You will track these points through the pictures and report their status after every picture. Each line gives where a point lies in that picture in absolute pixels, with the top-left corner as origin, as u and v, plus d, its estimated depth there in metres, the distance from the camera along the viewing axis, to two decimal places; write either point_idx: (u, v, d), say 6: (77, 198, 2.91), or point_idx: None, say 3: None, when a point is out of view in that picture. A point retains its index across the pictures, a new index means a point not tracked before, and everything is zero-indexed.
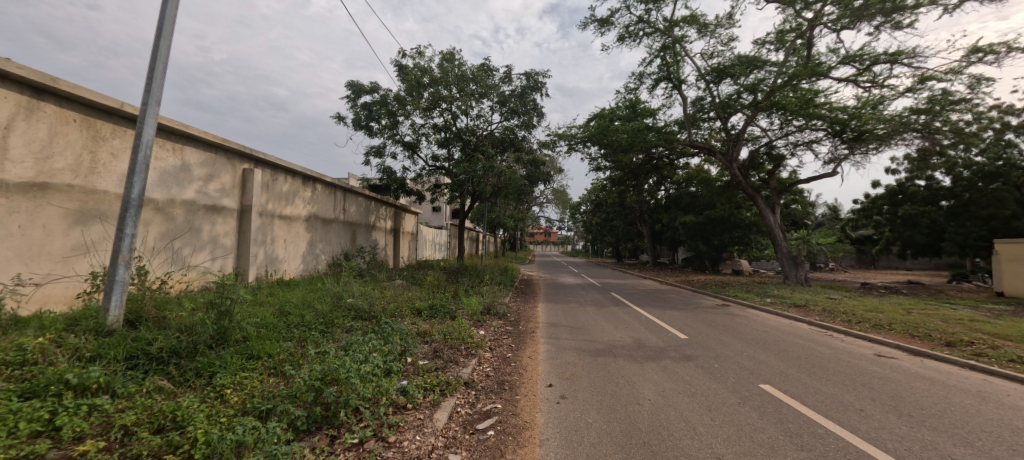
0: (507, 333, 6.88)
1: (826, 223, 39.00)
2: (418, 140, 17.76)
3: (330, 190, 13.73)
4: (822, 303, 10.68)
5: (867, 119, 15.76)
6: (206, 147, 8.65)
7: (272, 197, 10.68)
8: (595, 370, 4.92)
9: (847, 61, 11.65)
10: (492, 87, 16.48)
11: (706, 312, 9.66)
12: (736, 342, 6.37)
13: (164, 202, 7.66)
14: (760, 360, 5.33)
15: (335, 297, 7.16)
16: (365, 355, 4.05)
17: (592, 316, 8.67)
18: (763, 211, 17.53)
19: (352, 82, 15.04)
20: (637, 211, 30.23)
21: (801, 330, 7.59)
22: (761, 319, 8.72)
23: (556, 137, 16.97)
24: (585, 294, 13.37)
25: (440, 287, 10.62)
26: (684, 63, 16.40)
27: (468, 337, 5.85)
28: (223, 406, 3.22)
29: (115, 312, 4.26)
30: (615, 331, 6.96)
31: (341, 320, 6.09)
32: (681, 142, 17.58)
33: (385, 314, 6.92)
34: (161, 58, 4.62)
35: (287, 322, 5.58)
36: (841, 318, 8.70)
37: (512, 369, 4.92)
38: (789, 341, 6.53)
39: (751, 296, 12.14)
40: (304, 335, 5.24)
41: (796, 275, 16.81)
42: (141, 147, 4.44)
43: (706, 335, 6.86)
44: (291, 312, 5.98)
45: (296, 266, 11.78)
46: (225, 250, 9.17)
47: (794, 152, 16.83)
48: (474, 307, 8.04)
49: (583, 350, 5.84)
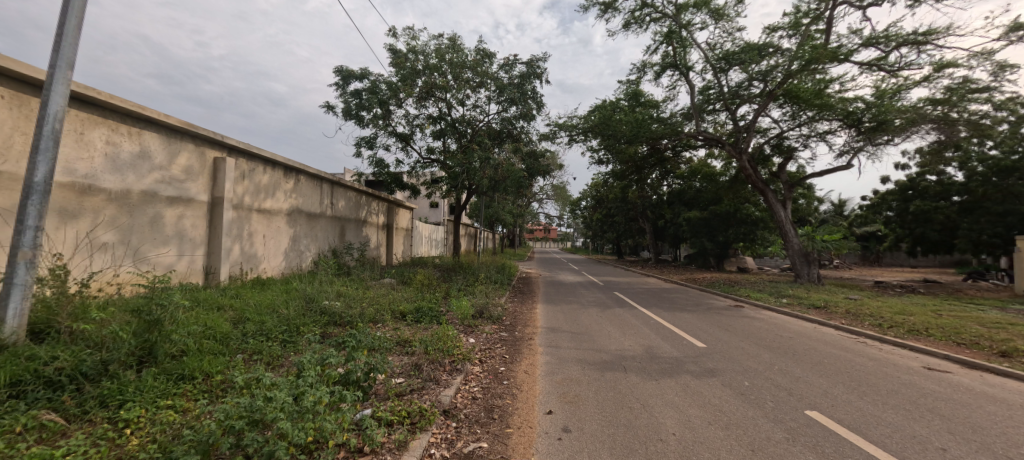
0: (501, 340, 6.07)
1: (830, 219, 38.35)
2: (412, 131, 16.92)
3: (316, 183, 12.91)
4: (842, 304, 9.91)
5: (886, 108, 14.88)
6: (168, 132, 7.81)
7: (249, 188, 9.85)
8: (604, 390, 4.11)
9: (871, 43, 10.83)
10: (489, 74, 15.63)
11: (719, 314, 8.83)
12: (761, 351, 5.59)
13: (117, 191, 6.85)
14: (796, 376, 4.55)
15: (306, 300, 6.34)
16: (317, 378, 3.28)
17: (595, 320, 7.84)
18: (774, 206, 16.71)
19: (340, 67, 14.19)
20: (639, 207, 29.45)
21: (830, 336, 6.78)
22: (782, 323, 7.90)
23: (556, 127, 16.11)
24: (586, 294, 12.54)
25: (430, 287, 9.84)
26: (692, 49, 15.53)
27: (455, 348, 5.01)
28: (112, 455, 2.42)
29: (11, 323, 3.45)
30: (623, 340, 6.13)
31: (308, 327, 5.33)
32: (687, 134, 16.70)
33: (363, 320, 6.10)
34: (74, 12, 3.81)
35: (244, 330, 4.82)
36: (869, 322, 7.92)
37: (503, 389, 4.12)
38: (822, 351, 5.73)
39: (764, 297, 11.33)
40: (258, 348, 4.47)
41: (808, 273, 16.04)
42: (48, 119, 3.64)
43: (726, 343, 6.05)
44: (250, 319, 5.20)
45: (277, 264, 10.96)
46: (193, 246, 8.35)
47: (806, 144, 15.99)
48: (465, 310, 7.20)
49: (589, 363, 5.02)
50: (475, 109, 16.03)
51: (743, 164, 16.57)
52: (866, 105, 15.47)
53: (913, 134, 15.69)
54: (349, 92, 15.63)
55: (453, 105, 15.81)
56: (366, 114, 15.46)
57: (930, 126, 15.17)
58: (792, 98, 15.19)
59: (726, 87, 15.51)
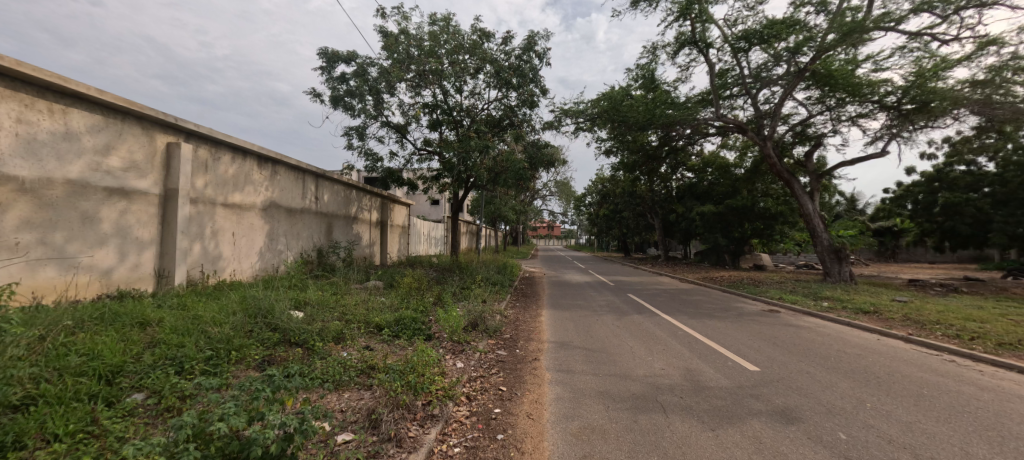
0: (497, 363, 4.82)
1: (843, 213, 37.02)
2: (407, 120, 15.69)
3: (296, 175, 11.67)
4: (894, 308, 8.63)
5: (929, 88, 13.41)
6: (104, 111, 6.58)
7: (212, 180, 8.64)
8: (641, 450, 2.83)
9: (923, 8, 9.49)
10: (487, 56, 14.38)
11: (755, 322, 7.54)
12: (836, 378, 4.30)
13: (31, 180, 5.65)
14: (907, 424, 3.27)
15: (256, 312, 5.10)
16: None
17: (612, 331, 6.57)
18: (801, 199, 15.25)
19: (324, 49, 12.96)
20: (649, 202, 28.08)
21: (908, 353, 5.47)
22: (834, 333, 6.62)
23: (561, 114, 14.86)
24: (596, 296, 11.25)
25: (420, 290, 8.61)
26: (711, 26, 14.22)
27: (434, 381, 3.72)
28: None
29: None
30: (652, 362, 4.83)
31: (246, 351, 4.13)
32: (704, 119, 15.31)
33: (324, 337, 4.84)
34: None
35: (152, 360, 3.63)
36: (940, 331, 6.65)
37: (497, 450, 2.85)
38: (913, 378, 4.41)
39: (800, 299, 9.95)
40: (161, 385, 3.29)
41: (839, 271, 14.65)
42: None
43: (784, 365, 4.77)
44: (166, 341, 3.99)
45: (249, 266, 9.78)
46: (142, 246, 7.16)
47: (836, 130, 14.58)
48: (456, 322, 5.91)
49: (613, 399, 3.75)
50: (473, 95, 14.78)
51: (767, 152, 15.05)
52: (900, 87, 13.97)
53: (951, 118, 14.30)
54: (336, 78, 14.38)
55: (450, 92, 14.57)
56: (355, 101, 14.24)
57: (970, 109, 13.51)
58: (821, 80, 13.83)
59: (748, 68, 14.17)
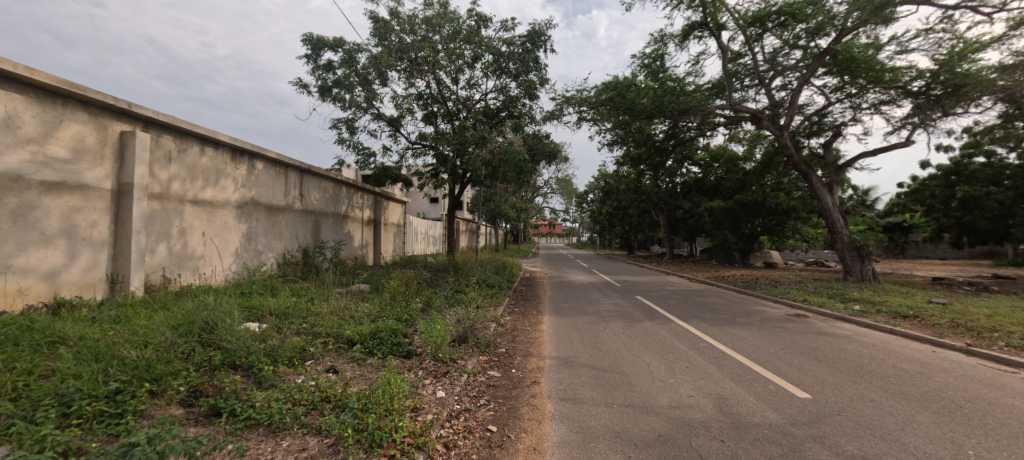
0: (488, 389, 3.98)
1: (851, 209, 36.05)
2: (400, 111, 14.80)
3: (278, 169, 10.84)
4: (937, 311, 7.73)
5: (960, 71, 12.41)
6: (40, 94, 5.72)
7: (178, 174, 7.79)
8: None
9: None
10: (485, 43, 13.47)
11: (784, 330, 6.66)
12: (915, 411, 3.41)
13: None
14: None
15: (197, 327, 4.26)
16: None
17: (624, 343, 5.70)
18: (818, 192, 14.29)
19: (308, 34, 12.07)
20: (654, 197, 26.78)
21: (985, 372, 4.55)
22: (881, 344, 5.74)
23: (562, 102, 13.90)
24: (602, 299, 10.39)
25: (407, 294, 7.76)
26: (724, 7, 13.22)
27: (407, 423, 2.88)
28: None
29: None
30: (676, 386, 3.98)
31: (168, 380, 3.29)
32: (715, 109, 14.36)
33: (280, 359, 3.99)
34: None
35: (32, 399, 2.79)
36: (1006, 342, 5.73)
37: None
38: (1011, 409, 3.51)
39: (826, 302, 9.01)
40: (26, 436, 2.44)
41: (860, 270, 13.76)
42: None
43: (839, 390, 3.90)
44: (62, 370, 3.15)
45: (224, 268, 8.97)
46: (90, 247, 6.32)
47: (857, 118, 13.65)
48: (443, 334, 5.06)
49: (636, 444, 2.88)
50: (471, 85, 13.91)
51: (783, 143, 14.11)
52: (928, 70, 13.01)
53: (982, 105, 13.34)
54: (322, 67, 13.50)
55: (445, 82, 13.71)
56: (344, 92, 13.39)
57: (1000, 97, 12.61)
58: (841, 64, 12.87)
59: (762, 53, 13.22)
